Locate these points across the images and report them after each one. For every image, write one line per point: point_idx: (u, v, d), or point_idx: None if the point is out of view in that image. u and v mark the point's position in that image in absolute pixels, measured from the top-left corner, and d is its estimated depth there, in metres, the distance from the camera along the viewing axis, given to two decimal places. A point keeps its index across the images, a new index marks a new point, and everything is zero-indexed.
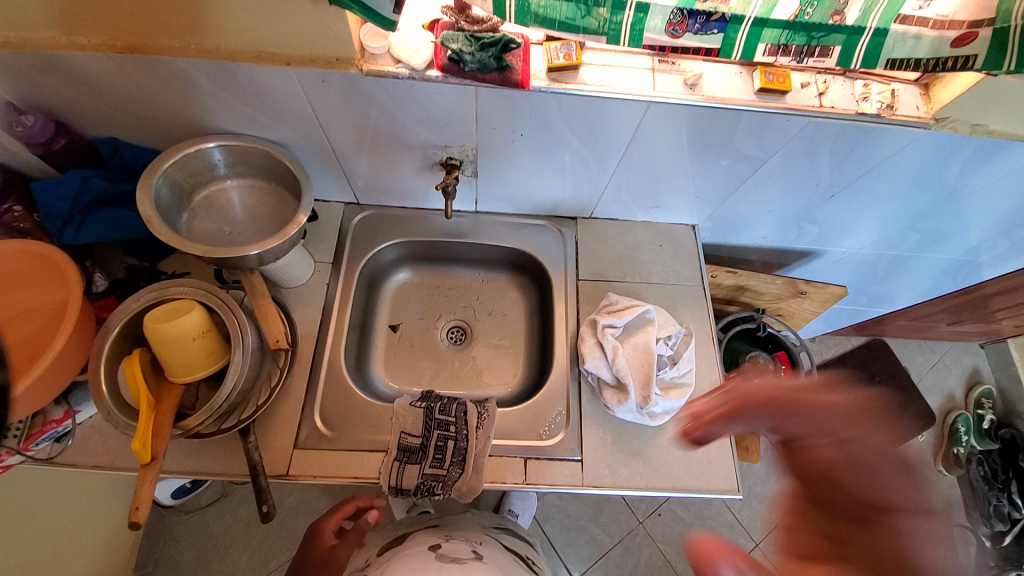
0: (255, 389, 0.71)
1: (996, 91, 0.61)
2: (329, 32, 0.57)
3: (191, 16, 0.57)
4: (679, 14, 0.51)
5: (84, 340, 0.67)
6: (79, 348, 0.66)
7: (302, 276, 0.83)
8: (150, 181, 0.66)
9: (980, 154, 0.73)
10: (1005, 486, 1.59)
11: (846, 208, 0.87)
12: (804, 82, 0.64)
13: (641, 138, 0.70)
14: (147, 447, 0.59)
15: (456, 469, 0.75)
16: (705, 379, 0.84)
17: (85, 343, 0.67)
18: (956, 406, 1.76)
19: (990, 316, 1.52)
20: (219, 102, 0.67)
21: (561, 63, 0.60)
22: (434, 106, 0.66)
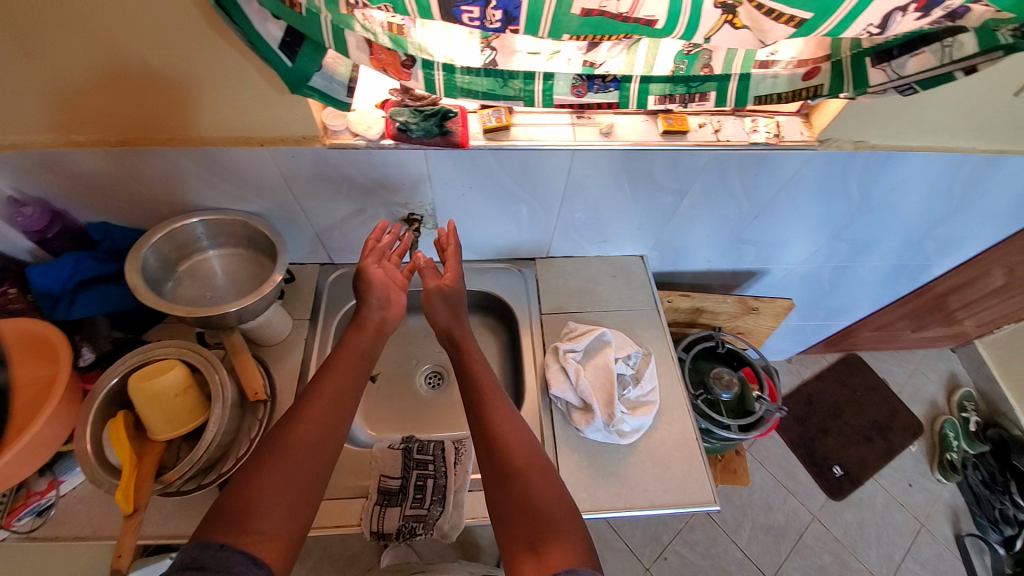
0: (236, 441, 0.74)
1: (861, 113, 0.73)
2: (295, 117, 0.68)
3: (177, 113, 0.68)
4: (580, 79, 0.63)
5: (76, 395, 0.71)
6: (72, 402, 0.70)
7: (281, 334, 0.88)
8: (138, 254, 0.73)
9: (872, 168, 0.84)
10: (1005, 488, 1.57)
11: (772, 227, 0.98)
12: (700, 123, 0.77)
13: (575, 181, 0.81)
14: (130, 499, 0.62)
15: (436, 507, 0.77)
16: (669, 395, 0.88)
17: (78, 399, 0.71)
18: (941, 412, 1.79)
19: (948, 318, 1.61)
20: (202, 181, 0.77)
21: (494, 125, 0.72)
22: (391, 169, 0.76)
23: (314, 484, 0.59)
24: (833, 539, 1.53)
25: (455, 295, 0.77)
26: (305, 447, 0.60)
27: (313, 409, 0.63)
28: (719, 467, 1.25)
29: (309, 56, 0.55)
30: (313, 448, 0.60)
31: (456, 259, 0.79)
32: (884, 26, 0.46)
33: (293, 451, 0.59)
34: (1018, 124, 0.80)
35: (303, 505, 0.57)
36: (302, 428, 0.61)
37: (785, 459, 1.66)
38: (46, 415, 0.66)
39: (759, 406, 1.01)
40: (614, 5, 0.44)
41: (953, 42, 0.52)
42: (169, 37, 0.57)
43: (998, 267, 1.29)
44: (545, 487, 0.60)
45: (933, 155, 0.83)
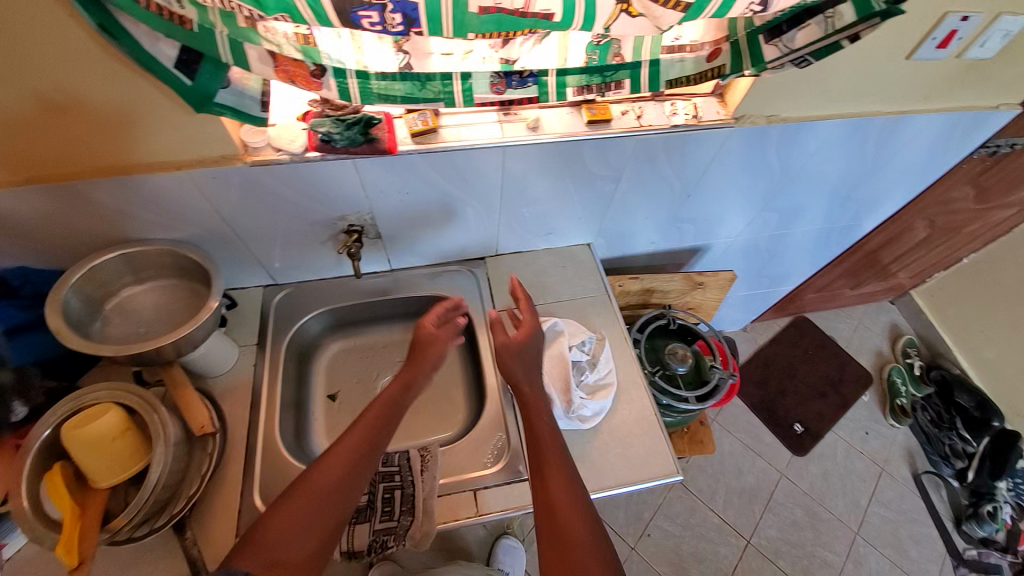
0: (186, 479, 0.71)
1: (769, 88, 0.77)
2: (211, 136, 0.66)
3: (83, 143, 0.64)
4: (497, 77, 0.64)
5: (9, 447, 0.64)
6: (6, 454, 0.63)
7: (227, 363, 0.85)
8: (58, 295, 0.69)
9: (787, 140, 0.90)
10: (952, 424, 1.70)
11: (707, 203, 1.02)
12: (623, 111, 0.80)
13: (510, 177, 0.82)
14: (74, 551, 0.58)
15: (406, 517, 0.76)
16: (627, 375, 0.91)
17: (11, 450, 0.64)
18: (887, 361, 1.92)
19: (883, 273, 1.72)
20: (122, 213, 0.73)
21: (421, 128, 0.72)
22: (321, 183, 0.75)
23: (341, 519, 0.63)
24: (802, 493, 1.61)
25: (529, 349, 0.78)
26: (329, 489, 0.63)
27: (338, 455, 0.66)
28: (686, 438, 1.30)
29: (211, 74, 0.53)
30: (337, 494, 0.63)
31: (530, 310, 0.81)
32: (765, 3, 0.49)
33: (318, 495, 0.62)
34: (913, 87, 0.86)
35: (331, 540, 0.62)
36: (321, 475, 0.64)
37: (750, 423, 1.74)
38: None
39: (713, 374, 1.06)
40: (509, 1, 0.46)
41: (834, 13, 0.56)
42: (62, 64, 0.54)
43: (919, 221, 1.39)
44: (569, 508, 0.64)
45: (842, 122, 0.89)
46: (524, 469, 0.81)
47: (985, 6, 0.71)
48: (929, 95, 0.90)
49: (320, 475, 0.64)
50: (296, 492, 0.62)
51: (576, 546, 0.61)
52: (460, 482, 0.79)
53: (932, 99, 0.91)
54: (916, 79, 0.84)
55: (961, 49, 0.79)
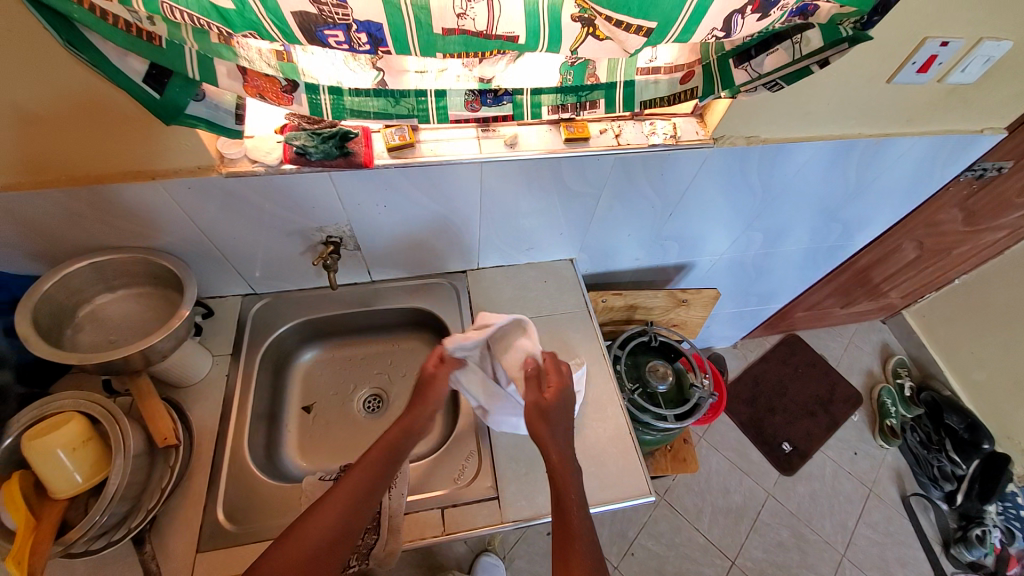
0: (147, 491, 0.69)
1: (746, 110, 0.77)
2: (186, 146, 0.66)
3: (57, 152, 0.64)
4: (473, 94, 0.65)
5: None
6: None
7: (200, 372, 0.84)
8: (28, 304, 0.68)
9: (768, 161, 0.90)
10: (941, 447, 1.66)
11: (689, 221, 1.02)
12: (601, 129, 0.80)
13: (489, 192, 0.82)
14: (23, 564, 0.56)
15: (371, 536, 0.73)
16: (604, 393, 0.90)
17: None
18: (877, 381, 1.91)
19: (873, 293, 1.72)
20: (96, 220, 0.73)
21: (397, 142, 0.72)
22: (298, 195, 0.75)
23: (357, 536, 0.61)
24: (788, 514, 1.59)
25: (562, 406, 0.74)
26: (349, 501, 0.63)
27: (355, 480, 0.65)
28: (669, 456, 1.29)
29: (181, 88, 0.53)
30: (352, 514, 0.62)
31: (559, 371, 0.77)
32: (729, 29, 0.50)
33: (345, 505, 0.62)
34: (894, 110, 0.86)
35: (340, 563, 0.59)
36: (342, 491, 0.63)
37: (738, 442, 1.73)
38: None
39: (694, 392, 1.05)
40: (472, 23, 0.46)
41: (801, 39, 0.57)
42: (33, 73, 0.54)
43: (908, 241, 1.39)
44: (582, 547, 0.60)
45: (823, 144, 0.89)
46: (495, 487, 0.80)
47: (964, 32, 0.71)
48: (912, 119, 0.90)
49: (338, 494, 0.63)
50: (328, 499, 0.62)
51: (586, 570, 0.58)
52: (429, 499, 0.78)
53: (915, 122, 0.91)
54: (897, 103, 0.84)
55: (942, 74, 0.79)
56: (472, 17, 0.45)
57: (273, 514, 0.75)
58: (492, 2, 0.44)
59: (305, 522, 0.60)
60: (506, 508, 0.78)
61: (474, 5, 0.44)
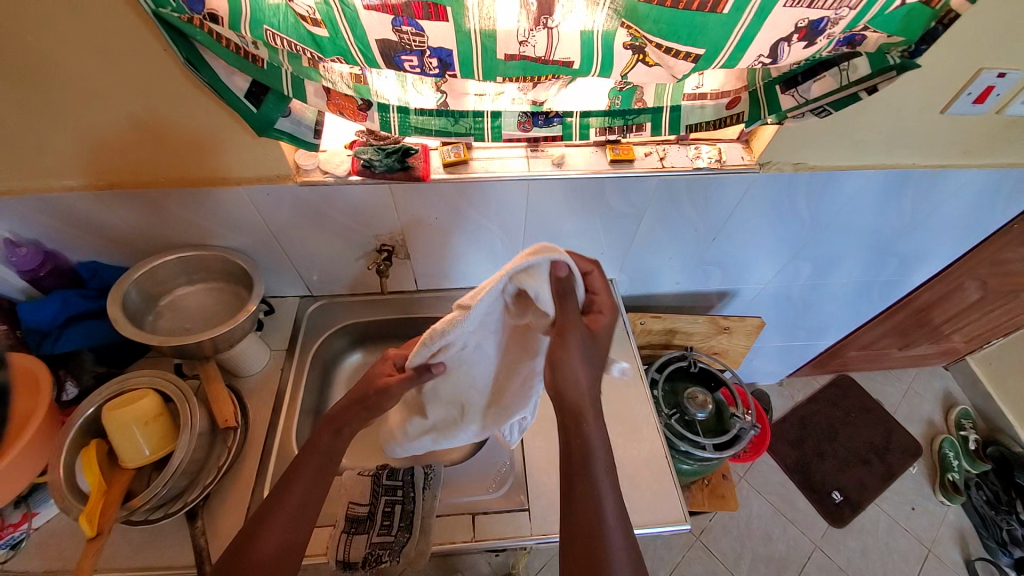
0: (204, 469, 0.75)
1: (793, 137, 0.78)
2: (269, 157, 0.75)
3: (162, 157, 0.74)
4: (525, 116, 0.69)
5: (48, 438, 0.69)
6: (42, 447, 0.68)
7: (257, 364, 0.91)
8: (120, 289, 0.78)
9: (816, 188, 0.89)
10: (1011, 509, 1.51)
11: (732, 247, 1.02)
12: (646, 152, 0.83)
13: (534, 209, 0.86)
14: (93, 523, 0.63)
15: (403, 534, 0.75)
16: (639, 413, 0.90)
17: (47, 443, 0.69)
18: (941, 433, 1.75)
19: (935, 335, 1.61)
20: (185, 220, 0.82)
21: (453, 159, 0.78)
22: (360, 205, 0.82)
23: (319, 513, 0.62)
24: (838, 569, 1.46)
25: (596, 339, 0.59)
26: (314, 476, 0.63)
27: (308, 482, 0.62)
28: (706, 491, 1.23)
29: (274, 104, 0.62)
30: (311, 511, 0.61)
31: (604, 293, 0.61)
32: (774, 56, 0.52)
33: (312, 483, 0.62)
34: (950, 142, 0.84)
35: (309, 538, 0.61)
36: (294, 493, 0.61)
37: (781, 485, 1.62)
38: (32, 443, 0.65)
39: (734, 423, 1.02)
40: (532, 49, 0.50)
41: (849, 65, 0.58)
42: (152, 89, 0.64)
43: (972, 281, 1.31)
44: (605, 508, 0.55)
45: (873, 173, 0.88)
46: (526, 500, 0.80)
47: (1023, 64, 0.70)
48: (970, 151, 0.87)
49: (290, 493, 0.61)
50: (294, 474, 0.62)
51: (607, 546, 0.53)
52: (460, 505, 0.80)
53: (973, 155, 0.88)
54: (952, 134, 0.83)
55: (1001, 105, 0.77)
56: (533, 44, 0.50)
57: None
58: (552, 32, 0.49)
59: (282, 497, 0.61)
60: (535, 521, 0.78)
61: (536, 34, 0.49)
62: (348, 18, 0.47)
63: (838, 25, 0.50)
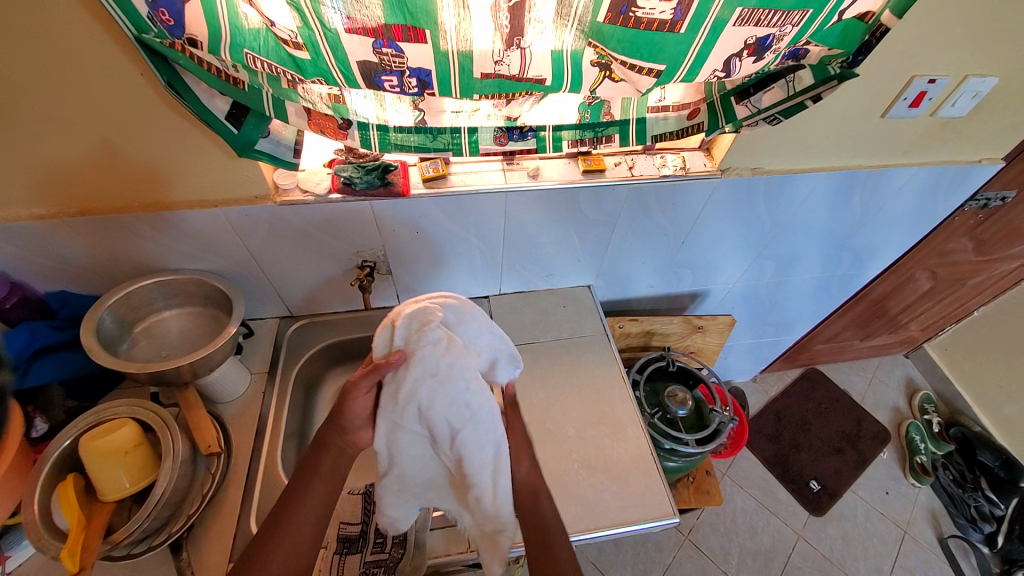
0: (188, 499, 0.73)
1: (750, 143, 0.84)
2: (248, 177, 0.75)
3: (137, 181, 0.73)
4: (501, 130, 0.72)
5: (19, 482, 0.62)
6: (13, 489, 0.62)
7: (239, 388, 0.89)
8: (94, 316, 0.75)
9: (774, 190, 0.96)
10: (976, 486, 1.62)
11: (701, 250, 1.07)
12: (616, 162, 0.87)
13: (512, 220, 0.89)
14: (75, 558, 0.59)
15: (397, 550, 0.75)
16: (624, 412, 0.92)
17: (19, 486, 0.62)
18: (904, 418, 1.85)
19: (893, 324, 1.71)
20: (162, 244, 0.81)
21: (432, 174, 0.80)
22: (341, 222, 0.82)
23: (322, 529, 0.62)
24: (821, 557, 1.51)
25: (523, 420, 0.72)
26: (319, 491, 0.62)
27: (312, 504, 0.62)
28: (692, 489, 1.26)
29: (255, 124, 0.63)
30: (316, 527, 0.61)
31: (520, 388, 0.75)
32: (728, 70, 0.57)
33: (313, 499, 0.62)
34: (890, 143, 0.92)
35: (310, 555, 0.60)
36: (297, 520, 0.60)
37: (763, 479, 1.67)
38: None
39: (713, 418, 1.06)
40: (507, 68, 0.53)
41: (794, 78, 0.64)
42: (128, 114, 0.64)
43: (921, 271, 1.41)
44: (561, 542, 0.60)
45: (824, 175, 0.95)
46: None
47: (949, 70, 0.78)
48: (909, 150, 0.95)
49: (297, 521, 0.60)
50: (296, 493, 0.62)
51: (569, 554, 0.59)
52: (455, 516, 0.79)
53: (913, 154, 0.97)
54: (894, 135, 0.90)
55: (934, 108, 0.85)
56: (508, 64, 0.53)
57: None
58: (525, 51, 0.52)
59: (283, 515, 0.60)
60: None
61: (510, 54, 0.52)
62: (330, 43, 0.49)
63: (782, 41, 0.55)
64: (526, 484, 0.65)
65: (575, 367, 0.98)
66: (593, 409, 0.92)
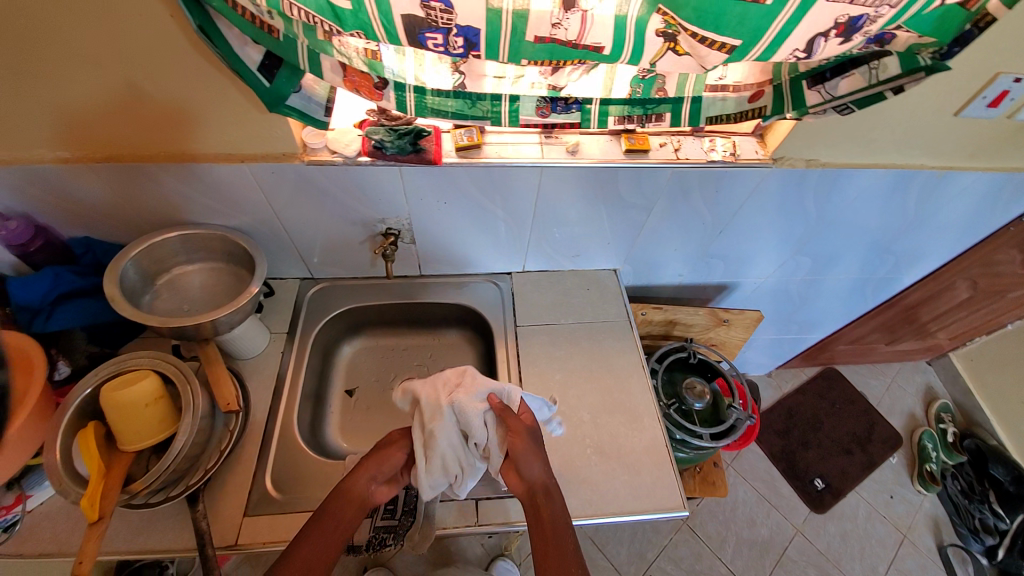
0: (206, 453, 0.74)
1: (810, 133, 0.78)
2: (276, 134, 0.72)
3: (160, 131, 0.70)
4: (544, 101, 0.67)
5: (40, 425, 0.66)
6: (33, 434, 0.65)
7: (258, 346, 0.89)
8: (117, 266, 0.75)
9: (825, 184, 0.89)
10: (983, 497, 1.60)
11: (737, 241, 1.02)
12: (661, 143, 0.82)
13: (546, 197, 0.85)
14: (96, 506, 0.61)
15: (407, 518, 0.75)
16: (641, 402, 0.91)
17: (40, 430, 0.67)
18: (919, 425, 1.82)
19: (922, 331, 1.65)
20: (185, 198, 0.79)
21: (466, 143, 0.76)
22: (368, 186, 0.79)
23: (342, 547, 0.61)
24: (816, 553, 1.52)
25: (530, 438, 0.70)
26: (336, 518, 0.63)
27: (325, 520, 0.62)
28: (698, 478, 1.26)
29: (287, 78, 0.59)
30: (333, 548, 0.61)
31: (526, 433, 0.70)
32: (810, 51, 0.51)
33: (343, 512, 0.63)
34: (960, 143, 0.85)
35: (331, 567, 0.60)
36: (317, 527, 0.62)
37: (767, 473, 1.67)
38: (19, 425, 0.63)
39: (731, 414, 1.04)
40: (564, 33, 0.49)
41: (879, 65, 0.58)
42: (155, 60, 0.61)
43: (962, 280, 1.34)
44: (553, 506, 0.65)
45: (882, 172, 0.89)
46: None
47: None
48: (977, 153, 0.88)
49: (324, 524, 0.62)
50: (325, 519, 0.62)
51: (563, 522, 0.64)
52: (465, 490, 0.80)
53: (981, 157, 0.89)
54: (963, 135, 0.83)
55: (1014, 110, 0.77)
56: (566, 28, 0.48)
57: (316, 487, 0.78)
58: (585, 15, 0.47)
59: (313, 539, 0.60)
60: None
61: (569, 17, 0.47)
62: None
63: (875, 23, 0.49)
64: (518, 450, 0.68)
65: (596, 351, 0.96)
66: (610, 396, 0.91)
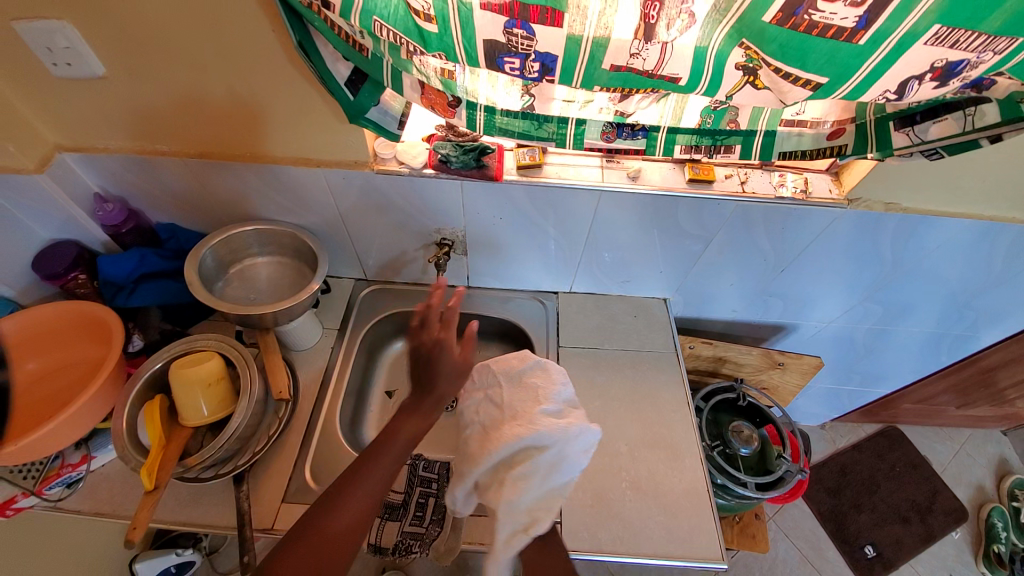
0: (255, 437, 0.77)
1: (891, 174, 0.74)
2: (350, 143, 0.76)
3: (249, 134, 0.77)
4: (610, 126, 0.68)
5: (112, 390, 0.75)
6: (107, 397, 0.75)
7: (312, 340, 0.93)
8: (198, 254, 0.81)
9: (904, 229, 0.83)
10: None
11: (801, 281, 0.97)
12: (727, 174, 0.80)
13: (601, 222, 0.85)
14: (153, 476, 0.66)
15: (434, 527, 0.76)
16: (684, 439, 0.87)
17: (113, 394, 0.76)
18: (989, 500, 1.63)
19: (1001, 397, 1.48)
20: (261, 194, 0.85)
21: (528, 162, 0.78)
22: (432, 198, 0.82)
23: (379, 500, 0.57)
24: None
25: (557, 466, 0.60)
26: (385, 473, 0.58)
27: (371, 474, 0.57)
28: (736, 529, 1.19)
29: (370, 92, 0.63)
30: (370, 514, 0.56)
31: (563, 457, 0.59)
32: (901, 93, 0.49)
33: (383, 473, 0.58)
34: None
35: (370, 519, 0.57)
36: (362, 492, 0.57)
37: (812, 532, 1.54)
38: (90, 392, 0.72)
39: (780, 465, 0.97)
40: (642, 62, 0.49)
41: (975, 112, 0.54)
42: (253, 68, 0.67)
43: None
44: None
45: (969, 223, 0.82)
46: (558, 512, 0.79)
47: None
48: None
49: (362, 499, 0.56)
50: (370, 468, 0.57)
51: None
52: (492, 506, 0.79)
53: None
54: None
55: None
56: (644, 58, 0.48)
57: None
58: (666, 46, 0.47)
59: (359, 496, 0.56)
60: (566, 535, 0.77)
61: (649, 48, 0.47)
62: (462, 17, 0.47)
63: (975, 69, 0.46)
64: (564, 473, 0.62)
65: (638, 383, 0.93)
66: (651, 429, 0.88)
